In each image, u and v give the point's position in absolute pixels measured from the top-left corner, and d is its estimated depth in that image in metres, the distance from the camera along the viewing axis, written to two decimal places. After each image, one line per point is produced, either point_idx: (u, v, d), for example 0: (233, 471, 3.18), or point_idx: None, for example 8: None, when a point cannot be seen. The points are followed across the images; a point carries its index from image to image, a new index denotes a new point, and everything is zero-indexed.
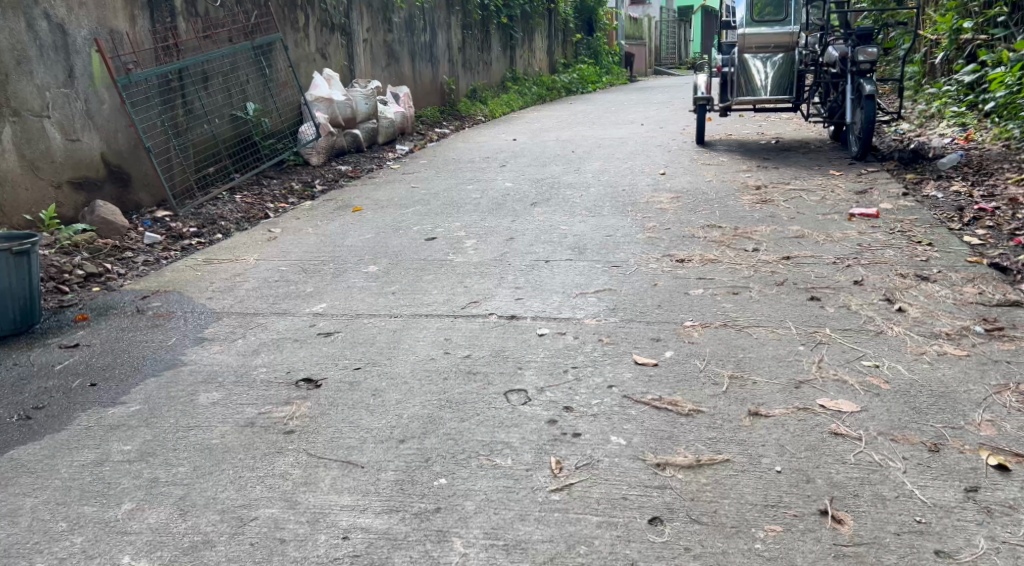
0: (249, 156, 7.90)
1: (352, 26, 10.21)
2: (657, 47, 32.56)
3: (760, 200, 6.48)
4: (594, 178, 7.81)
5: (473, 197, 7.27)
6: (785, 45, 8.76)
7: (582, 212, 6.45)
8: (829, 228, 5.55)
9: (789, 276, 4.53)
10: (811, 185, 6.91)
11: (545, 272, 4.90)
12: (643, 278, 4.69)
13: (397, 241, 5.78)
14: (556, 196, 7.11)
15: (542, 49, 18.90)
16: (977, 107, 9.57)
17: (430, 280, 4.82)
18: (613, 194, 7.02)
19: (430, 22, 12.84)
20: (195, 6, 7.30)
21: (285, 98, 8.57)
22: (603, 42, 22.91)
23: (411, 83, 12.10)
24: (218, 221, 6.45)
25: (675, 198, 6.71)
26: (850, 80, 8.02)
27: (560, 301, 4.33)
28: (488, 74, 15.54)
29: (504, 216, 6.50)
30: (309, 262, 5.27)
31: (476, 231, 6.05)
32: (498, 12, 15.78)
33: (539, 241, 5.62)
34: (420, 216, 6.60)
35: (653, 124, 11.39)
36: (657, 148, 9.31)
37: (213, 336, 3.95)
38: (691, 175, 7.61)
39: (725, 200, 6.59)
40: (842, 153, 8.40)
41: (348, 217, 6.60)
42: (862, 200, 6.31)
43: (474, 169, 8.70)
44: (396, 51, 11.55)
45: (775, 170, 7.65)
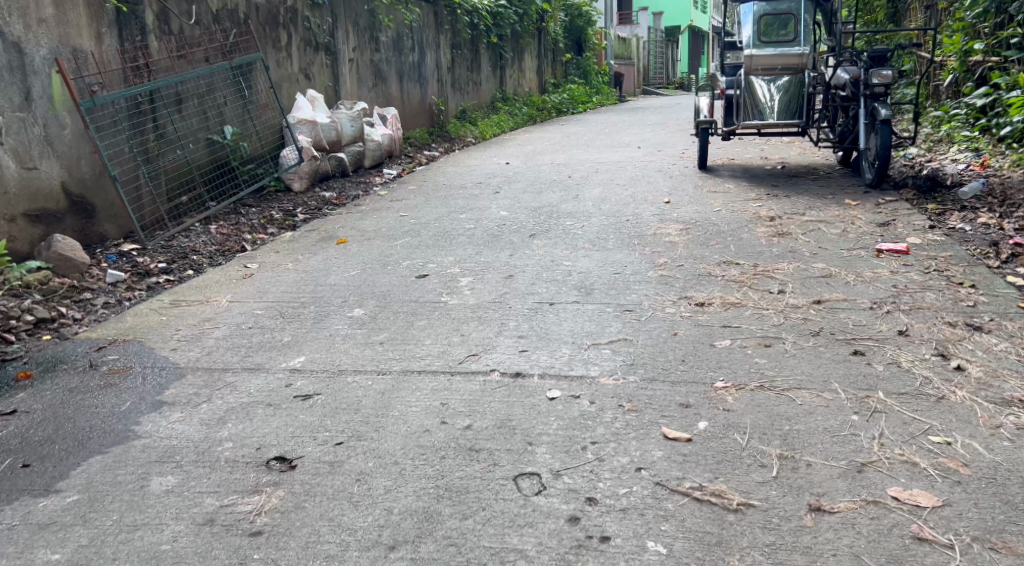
0: (226, 183, 7.40)
1: (337, 46, 9.76)
2: (646, 67, 32.32)
3: (777, 233, 6.03)
4: (594, 206, 7.34)
5: (466, 227, 6.79)
6: (792, 67, 8.37)
7: (585, 245, 5.98)
8: (857, 266, 5.10)
9: (824, 325, 4.08)
10: (828, 216, 6.46)
11: (550, 318, 4.41)
12: (660, 325, 4.21)
13: (385, 279, 5.27)
14: (555, 227, 6.63)
15: (532, 69, 18.52)
16: (990, 131, 9.20)
17: (423, 326, 4.32)
18: (616, 225, 6.55)
19: (419, 41, 12.41)
20: (168, 24, 6.81)
21: (266, 121, 8.07)
22: (592, 62, 22.60)
23: (398, 103, 11.65)
24: (190, 255, 5.93)
25: (684, 230, 6.25)
26: (864, 104, 7.60)
27: (569, 354, 3.83)
28: (478, 94, 15.12)
29: (502, 249, 6.02)
30: (287, 304, 4.77)
31: (471, 267, 5.56)
32: (488, 31, 15.39)
33: (541, 280, 5.14)
34: (410, 249, 6.10)
35: (651, 147, 10.96)
36: (657, 174, 8.86)
37: (174, 400, 3.42)
38: (697, 204, 7.17)
39: (738, 233, 6.13)
40: (854, 180, 7.98)
41: (332, 250, 6.09)
42: (887, 233, 5.87)
43: (466, 195, 8.22)
44: (383, 71, 11.10)
45: (788, 199, 7.21)
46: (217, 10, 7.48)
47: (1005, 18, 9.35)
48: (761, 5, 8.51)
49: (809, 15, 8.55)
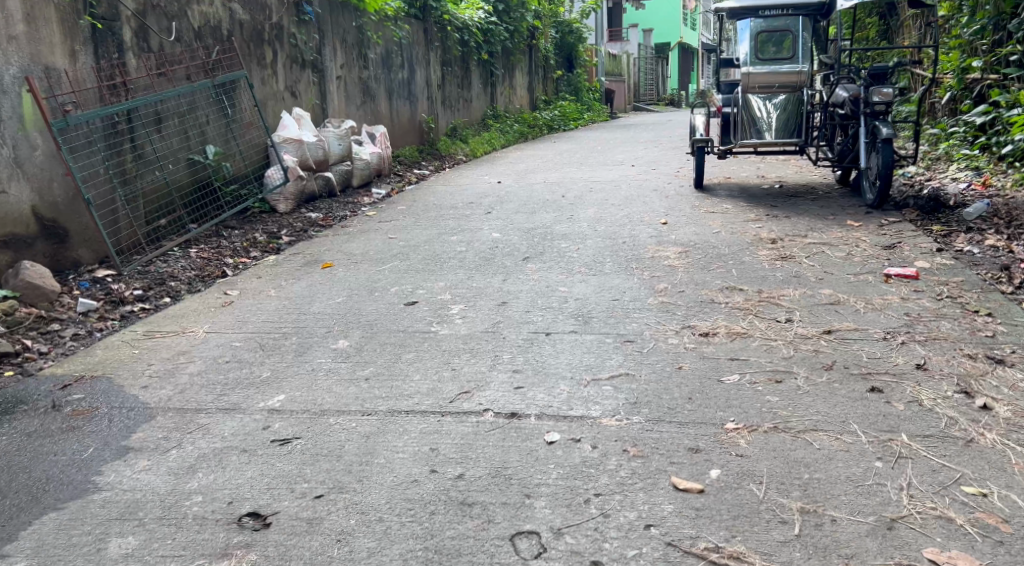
0: (208, 204, 7.16)
1: (324, 62, 9.53)
2: (637, 83, 32.24)
3: (780, 256, 5.81)
4: (589, 228, 7.12)
5: (457, 250, 6.55)
6: (789, 84, 8.06)
7: (581, 270, 5.74)
8: (866, 293, 4.88)
9: (837, 358, 3.85)
10: (831, 238, 6.25)
11: (547, 349, 4.17)
12: (663, 358, 3.98)
13: (372, 306, 5.02)
14: (549, 249, 6.39)
15: (523, 86, 18.35)
16: (990, 149, 9.05)
17: (412, 359, 4.07)
18: (613, 248, 6.33)
19: (408, 58, 12.21)
20: (147, 41, 6.57)
21: (250, 140, 7.83)
22: (583, 79, 22.47)
23: (387, 121, 11.43)
24: (167, 281, 5.67)
25: (683, 253, 6.03)
26: (864, 123, 7.41)
27: (568, 391, 3.59)
28: (468, 111, 14.93)
29: (495, 273, 5.78)
30: (268, 334, 4.51)
31: (463, 293, 5.31)
32: (478, 48, 15.22)
33: (536, 307, 4.90)
34: (398, 274, 5.85)
35: (645, 165, 10.75)
36: (653, 192, 8.64)
37: (140, 446, 3.17)
38: (695, 226, 6.95)
39: (739, 256, 5.91)
40: (855, 200, 7.78)
41: (317, 275, 5.84)
42: (894, 256, 5.66)
43: (457, 216, 7.98)
44: (371, 89, 10.88)
45: (788, 219, 7.01)
46: (199, 27, 7.25)
47: (1004, 34, 9.18)
48: (757, 21, 8.25)
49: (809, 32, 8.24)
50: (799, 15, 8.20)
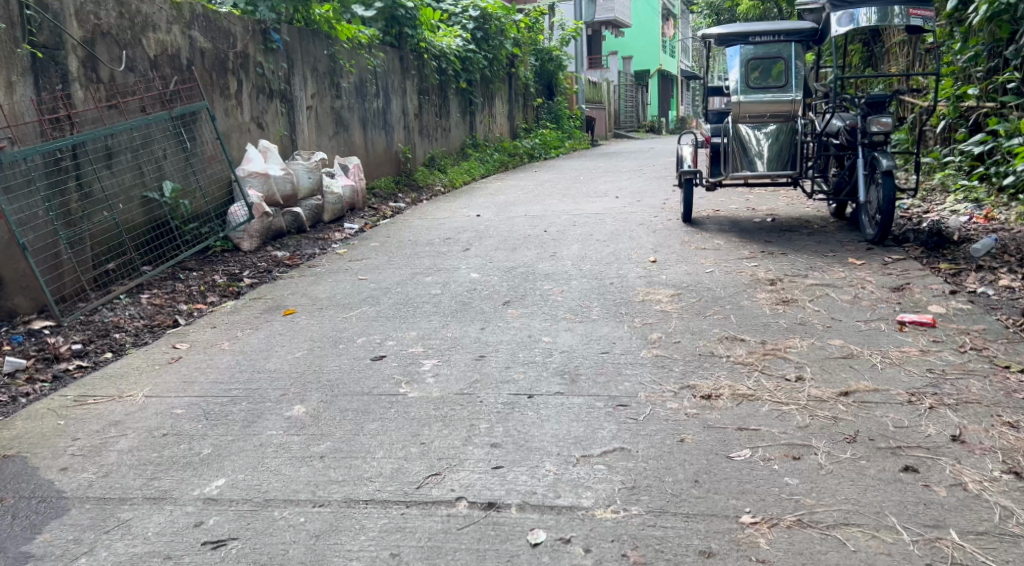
0: (164, 244, 6.64)
1: (293, 92, 9.08)
2: (617, 111, 32.03)
3: (782, 300, 5.37)
4: (573, 267, 6.65)
5: (432, 293, 6.07)
6: (780, 113, 7.59)
7: (566, 316, 5.26)
8: (880, 344, 4.45)
9: (860, 428, 3.40)
10: (834, 278, 5.83)
11: (529, 416, 3.68)
12: (664, 427, 3.49)
13: (335, 362, 4.52)
14: (531, 292, 5.92)
15: (502, 114, 17.96)
16: (989, 180, 8.72)
17: (375, 430, 3.56)
18: (600, 290, 5.86)
19: (383, 86, 11.79)
20: (97, 71, 6.08)
21: (212, 174, 7.34)
22: (564, 106, 22.13)
23: (361, 151, 10.98)
24: (111, 333, 5.15)
25: (676, 297, 5.57)
26: (862, 154, 7.03)
27: (554, 473, 3.09)
28: (447, 141, 14.51)
29: (472, 320, 5.29)
30: (214, 399, 3.99)
31: (436, 344, 4.81)
32: (456, 76, 14.83)
33: (517, 361, 4.41)
34: (367, 322, 5.36)
35: (630, 196, 10.33)
36: (640, 227, 8.19)
37: (42, 554, 2.73)
38: (687, 264, 6.51)
39: (737, 299, 5.46)
40: (853, 234, 7.38)
41: (279, 324, 5.34)
42: (904, 300, 5.25)
43: (434, 253, 7.52)
44: (344, 118, 10.43)
45: (785, 257, 6.59)
46: (156, 56, 6.78)
47: (1000, 61, 8.87)
48: (747, 48, 7.83)
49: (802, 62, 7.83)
50: (792, 41, 7.81)
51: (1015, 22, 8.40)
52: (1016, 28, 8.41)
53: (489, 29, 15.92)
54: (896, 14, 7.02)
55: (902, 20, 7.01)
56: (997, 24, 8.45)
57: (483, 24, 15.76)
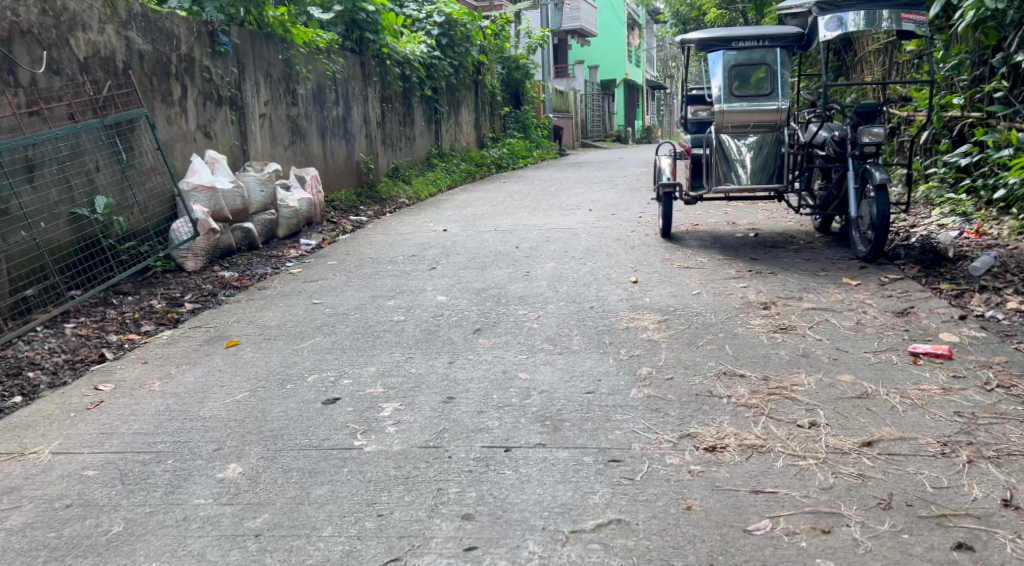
0: (95, 266, 6.01)
1: (245, 99, 8.49)
2: (583, 120, 31.64)
3: (779, 327, 4.89)
4: (549, 288, 6.13)
5: (394, 319, 5.51)
6: (765, 122, 7.03)
7: (543, 347, 4.74)
8: (896, 381, 3.97)
9: (893, 490, 2.94)
10: (831, 301, 5.37)
11: (506, 476, 3.14)
12: (666, 491, 2.99)
13: (281, 407, 3.95)
14: (503, 318, 5.38)
15: (468, 122, 17.42)
16: (976, 193, 8.28)
17: (323, 497, 3.01)
18: (579, 316, 5.34)
19: (343, 93, 11.21)
20: (14, 74, 5.45)
21: (151, 188, 6.74)
22: (531, 116, 21.65)
23: (319, 162, 10.40)
24: (25, 370, 4.52)
25: (663, 323, 5.08)
26: (853, 166, 6.58)
27: (540, 557, 2.63)
28: (411, 151, 13.94)
29: (437, 353, 4.74)
30: (134, 456, 3.40)
31: (398, 384, 4.26)
32: (421, 83, 14.28)
33: (490, 405, 3.86)
34: (320, 356, 4.79)
35: (604, 209, 9.83)
36: (616, 243, 7.69)
37: None
38: (671, 285, 6.02)
39: (730, 326, 4.96)
40: (842, 251, 6.95)
41: (219, 360, 4.75)
42: (912, 327, 4.79)
43: (397, 273, 6.94)
44: (301, 127, 9.84)
45: (775, 276, 6.14)
46: (86, 58, 6.16)
47: (986, 69, 8.39)
48: (730, 53, 7.23)
49: (788, 67, 7.22)
50: (777, 46, 7.24)
51: (1002, 29, 7.93)
52: (1004, 35, 7.94)
53: (454, 36, 15.38)
54: (883, 18, 6.62)
55: (892, 24, 6.60)
56: (983, 31, 7.97)
57: (449, 30, 15.23)
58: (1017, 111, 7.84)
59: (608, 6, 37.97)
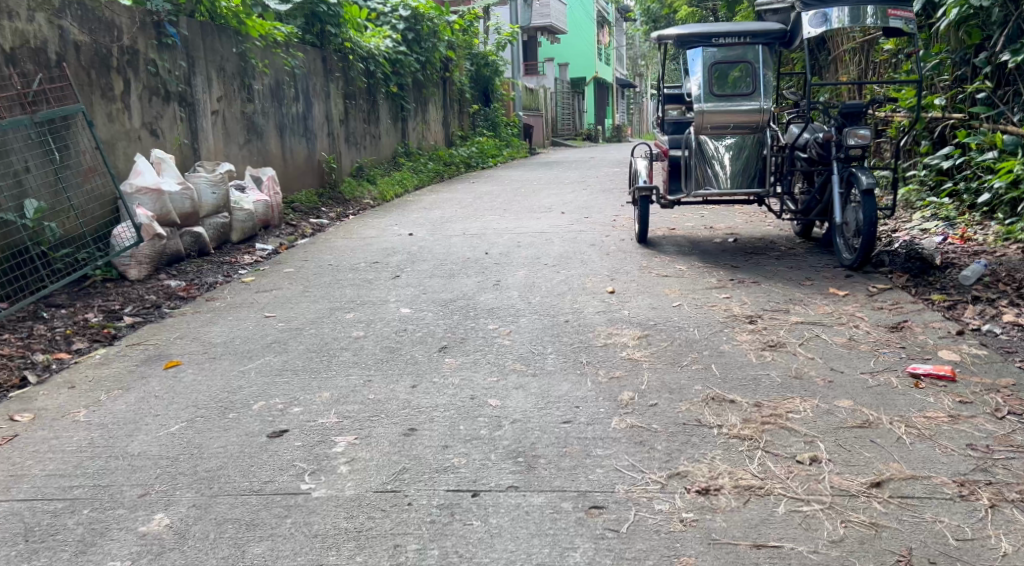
0: (26, 276, 5.70)
1: (195, 94, 8.22)
2: (554, 119, 31.31)
3: (767, 344, 4.55)
4: (520, 299, 5.76)
5: (352, 334, 5.11)
6: (746, 125, 6.70)
7: (515, 368, 4.36)
8: (898, 407, 3.63)
9: (911, 542, 2.62)
10: (820, 314, 5.03)
11: (468, 529, 2.79)
12: (656, 546, 2.65)
13: (220, 443, 3.55)
14: (471, 334, 5.00)
15: (437, 120, 17.00)
16: (959, 197, 7.91)
17: (260, 558, 2.66)
18: (553, 331, 4.97)
19: (304, 90, 10.78)
20: None
21: (90, 191, 6.47)
22: (501, 114, 21.26)
23: (278, 162, 10.05)
24: None
25: (643, 339, 4.73)
26: (838, 170, 6.26)
27: None
28: (376, 150, 13.50)
29: (399, 375, 4.35)
30: (45, 505, 3.01)
31: (354, 413, 3.85)
32: (386, 79, 13.81)
33: (456, 439, 3.47)
34: (269, 381, 4.39)
35: (577, 212, 9.47)
36: (590, 248, 7.35)
37: None
38: (649, 295, 5.68)
39: (715, 343, 4.61)
40: (826, 256, 6.63)
41: (156, 384, 4.33)
42: (908, 344, 4.45)
43: (357, 282, 6.52)
44: (257, 124, 9.55)
45: (757, 285, 5.81)
46: (13, 48, 5.80)
47: (969, 70, 7.98)
48: (710, 50, 6.84)
49: (771, 69, 6.83)
50: (759, 43, 6.86)
51: (986, 27, 7.57)
52: (988, 34, 7.58)
53: (420, 31, 14.94)
54: (868, 15, 6.24)
55: (877, 21, 6.24)
56: (967, 29, 7.67)
57: (415, 25, 14.78)
58: (1001, 112, 7.51)
59: (578, 3, 37.67)
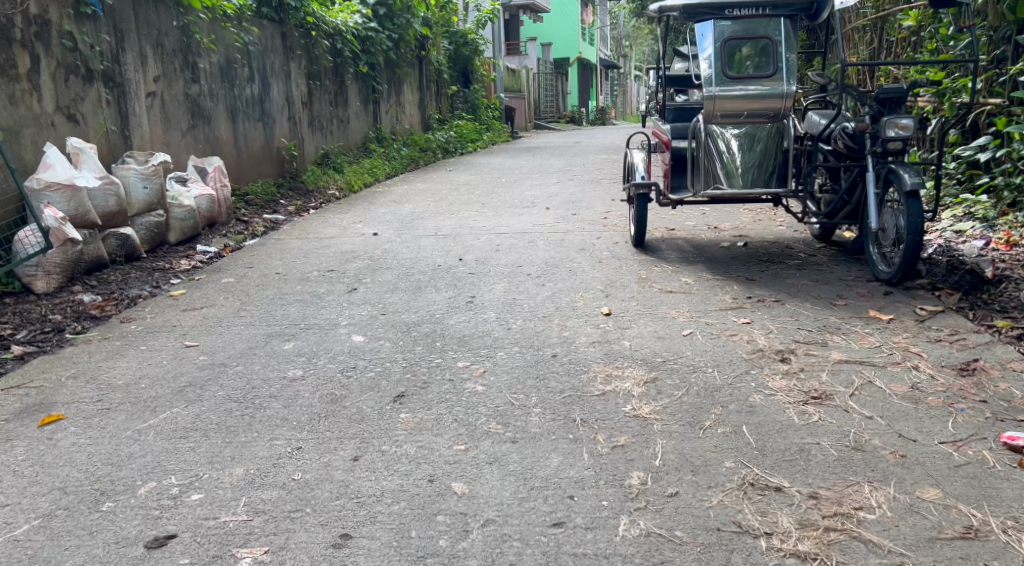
0: None
1: (125, 74, 7.18)
2: (537, 101, 30.22)
3: (808, 393, 3.58)
4: (497, 322, 4.77)
5: (287, 374, 4.12)
6: (765, 111, 5.68)
7: (489, 430, 3.37)
8: (1005, 502, 2.67)
9: None
10: (867, 350, 4.05)
11: None
12: None
13: (76, 560, 2.62)
14: (435, 374, 4.00)
15: (412, 102, 15.90)
16: (997, 195, 6.91)
17: None
18: (538, 370, 3.99)
19: (259, 68, 9.69)
20: None
21: None
22: (481, 95, 20.15)
23: (229, 149, 8.99)
24: None
25: (650, 385, 3.75)
26: (874, 167, 5.24)
27: None
28: (344, 135, 12.41)
29: (338, 441, 3.35)
30: None
31: (271, 506, 2.87)
32: (356, 58, 12.68)
33: (403, 557, 2.56)
34: (168, 447, 3.39)
35: (564, 207, 8.46)
36: (580, 254, 6.36)
37: None
38: (653, 320, 4.70)
39: (742, 391, 3.64)
40: (856, 266, 5.65)
41: (20, 454, 3.34)
42: (989, 395, 3.48)
43: (305, 297, 5.51)
44: (204, 108, 8.49)
45: (783, 306, 4.84)
46: None
47: (1010, 49, 6.93)
48: (723, 24, 5.76)
49: (795, 53, 5.71)
50: (780, 16, 5.77)
51: None
52: None
53: (392, 6, 13.79)
54: None
55: None
56: (1010, 3, 6.58)
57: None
58: None
59: None
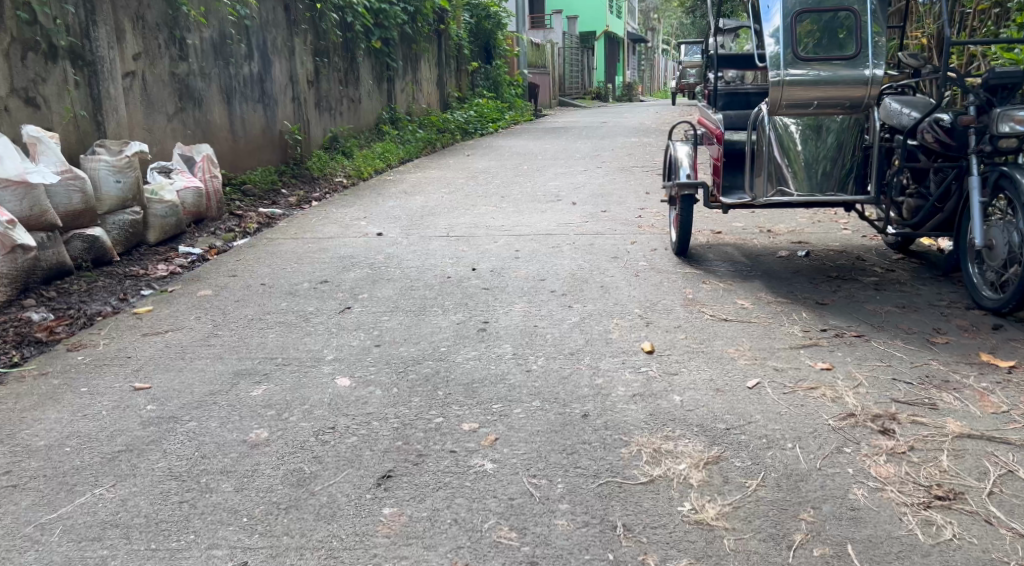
0: None
1: (98, 50, 6.33)
2: (562, 77, 29.14)
3: (927, 487, 2.68)
4: (514, 361, 3.89)
5: (248, 436, 3.26)
6: (841, 101, 4.69)
7: (499, 542, 2.51)
8: None
9: None
10: (994, 416, 3.14)
11: None
12: None
13: None
14: (433, 444, 3.12)
15: (430, 80, 14.95)
16: None
17: None
18: (564, 439, 3.11)
19: (259, 44, 8.79)
20: None
21: None
22: (504, 71, 19.13)
23: (224, 134, 8.14)
24: None
25: (713, 470, 2.84)
26: (981, 169, 4.26)
27: None
28: (355, 116, 11.51)
29: (296, 556, 2.50)
30: None
31: None
32: (368, 32, 11.76)
33: None
34: (71, 558, 2.55)
35: (593, 202, 7.52)
36: (613, 263, 5.46)
37: None
38: (707, 362, 3.78)
39: (839, 481, 2.74)
40: (948, 287, 4.70)
41: None
42: None
43: (288, 320, 4.65)
44: (194, 89, 7.62)
45: (869, 345, 3.91)
46: None
47: None
48: None
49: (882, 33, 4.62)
50: None
51: None
52: None
53: None
54: None
55: None
56: None
57: None
58: None
59: None
